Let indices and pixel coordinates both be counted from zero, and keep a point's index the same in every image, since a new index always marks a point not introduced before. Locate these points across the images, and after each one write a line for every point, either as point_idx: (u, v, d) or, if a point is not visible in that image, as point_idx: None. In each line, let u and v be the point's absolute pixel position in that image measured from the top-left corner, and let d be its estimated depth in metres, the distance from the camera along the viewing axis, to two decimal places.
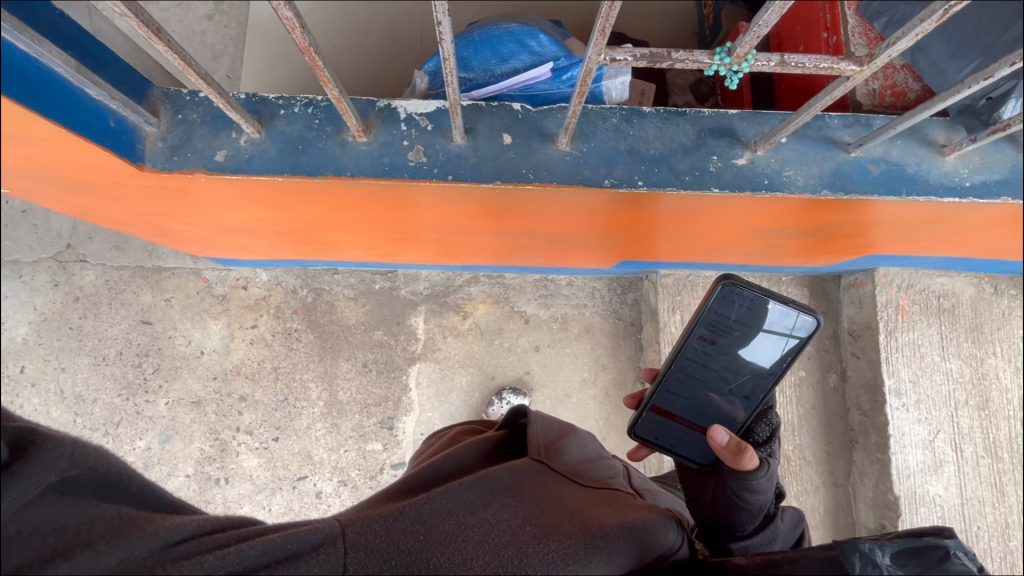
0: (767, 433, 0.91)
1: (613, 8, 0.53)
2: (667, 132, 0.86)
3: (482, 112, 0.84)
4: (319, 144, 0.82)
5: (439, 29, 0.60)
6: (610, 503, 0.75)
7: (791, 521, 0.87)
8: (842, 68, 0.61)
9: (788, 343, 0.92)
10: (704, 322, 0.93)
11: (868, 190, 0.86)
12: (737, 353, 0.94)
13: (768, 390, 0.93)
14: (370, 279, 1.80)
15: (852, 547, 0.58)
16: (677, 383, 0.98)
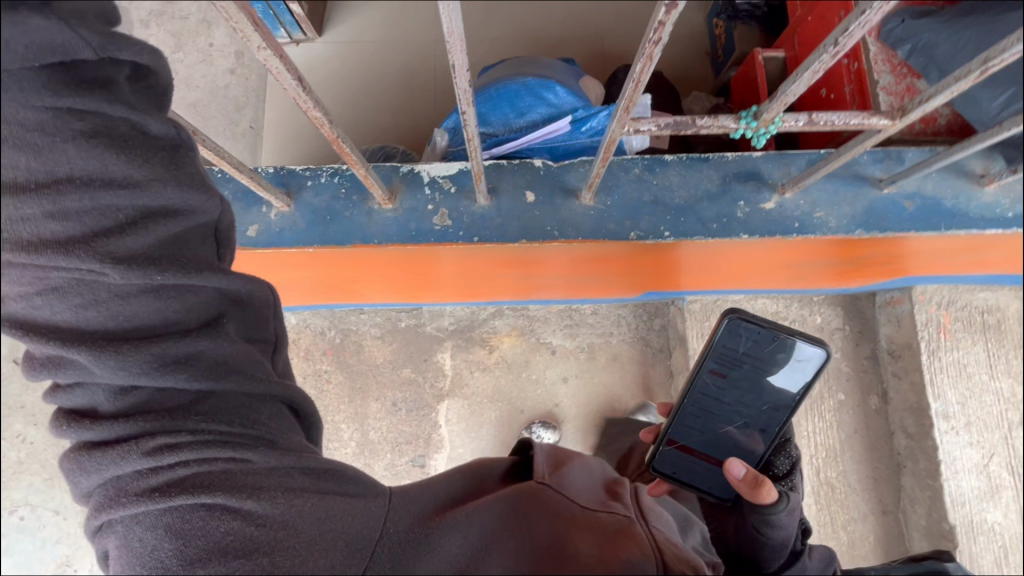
0: (787, 467, 0.91)
1: (636, 89, 0.53)
2: (691, 180, 0.85)
3: (504, 172, 0.85)
4: (345, 213, 0.84)
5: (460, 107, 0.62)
6: (607, 537, 0.60)
7: (822, 560, 0.81)
8: (873, 122, 0.60)
9: (797, 374, 0.89)
10: (712, 355, 0.91)
11: (904, 226, 0.83)
12: (749, 386, 0.92)
13: (782, 422, 0.91)
14: (396, 317, 1.82)
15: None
16: (693, 419, 0.95)
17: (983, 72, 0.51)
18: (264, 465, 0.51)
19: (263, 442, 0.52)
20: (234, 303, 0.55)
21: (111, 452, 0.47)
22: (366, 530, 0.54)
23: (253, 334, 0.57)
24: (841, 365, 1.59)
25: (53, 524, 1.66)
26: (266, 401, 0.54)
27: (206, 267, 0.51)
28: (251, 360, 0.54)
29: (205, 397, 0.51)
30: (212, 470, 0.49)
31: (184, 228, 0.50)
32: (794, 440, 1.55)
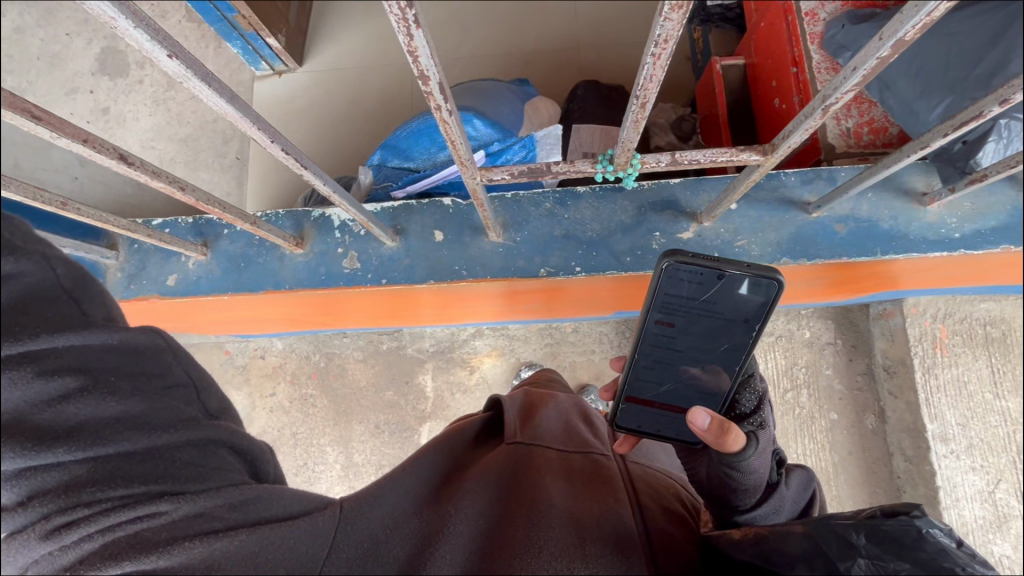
0: (754, 403, 0.70)
1: (460, 146, 0.55)
2: (603, 212, 0.85)
3: (413, 211, 0.86)
4: (259, 259, 0.86)
5: (304, 175, 0.67)
6: (591, 485, 0.58)
7: (800, 482, 0.66)
8: (745, 158, 0.64)
9: (752, 309, 0.66)
10: (650, 309, 0.68)
11: (834, 251, 0.84)
12: (706, 327, 0.69)
13: (742, 360, 0.69)
14: (378, 340, 1.84)
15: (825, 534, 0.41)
16: (643, 372, 0.75)
17: (823, 111, 0.52)
18: (176, 516, 0.39)
19: (186, 493, 0.40)
20: (117, 358, 0.41)
21: (14, 541, 0.38)
22: (310, 551, 0.42)
23: (163, 388, 0.43)
24: (833, 383, 1.49)
25: None
26: (185, 445, 0.42)
27: (59, 330, 0.39)
28: (160, 404, 0.41)
29: (110, 463, 0.39)
30: (122, 536, 0.38)
31: (12, 297, 0.38)
32: None
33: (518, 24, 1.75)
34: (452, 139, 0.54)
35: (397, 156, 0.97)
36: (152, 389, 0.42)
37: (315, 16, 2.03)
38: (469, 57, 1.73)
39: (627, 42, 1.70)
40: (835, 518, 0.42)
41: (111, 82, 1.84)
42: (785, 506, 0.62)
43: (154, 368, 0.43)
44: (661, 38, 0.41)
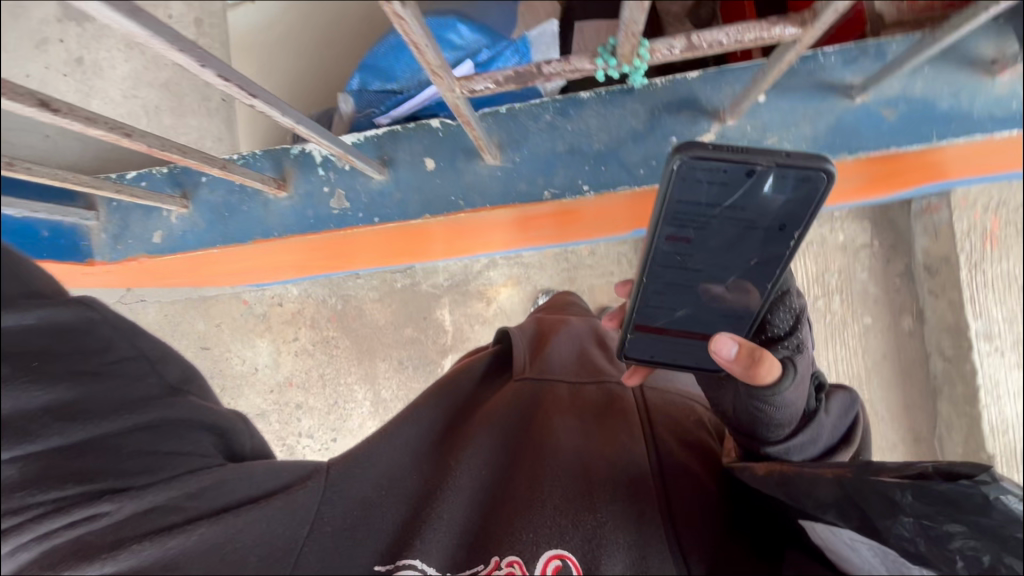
0: (789, 323, 0.67)
1: (425, 52, 0.47)
2: (610, 120, 0.79)
3: (400, 138, 0.81)
4: (243, 207, 0.85)
5: (254, 104, 0.61)
6: (595, 428, 0.73)
7: (838, 410, 0.66)
8: (776, 32, 0.53)
9: (790, 214, 0.58)
10: (664, 218, 0.59)
11: (881, 141, 0.79)
12: (732, 237, 0.61)
13: (776, 276, 0.63)
14: (392, 278, 1.81)
15: (866, 488, 0.48)
16: (655, 295, 0.68)
17: None
18: (126, 513, 0.47)
19: (132, 489, 0.47)
20: (55, 339, 0.43)
21: None
22: (291, 530, 0.54)
23: (107, 364, 0.47)
24: (867, 286, 1.42)
25: None
26: (137, 431, 0.48)
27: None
28: (106, 385, 0.46)
29: (62, 454, 0.43)
30: (61, 542, 0.44)
31: None
32: None
33: None
34: (417, 46, 0.45)
35: (379, 78, 0.88)
36: (86, 370, 0.45)
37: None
38: None
39: None
40: (879, 477, 0.48)
41: None
42: (821, 435, 0.63)
43: (95, 348, 0.46)
44: None
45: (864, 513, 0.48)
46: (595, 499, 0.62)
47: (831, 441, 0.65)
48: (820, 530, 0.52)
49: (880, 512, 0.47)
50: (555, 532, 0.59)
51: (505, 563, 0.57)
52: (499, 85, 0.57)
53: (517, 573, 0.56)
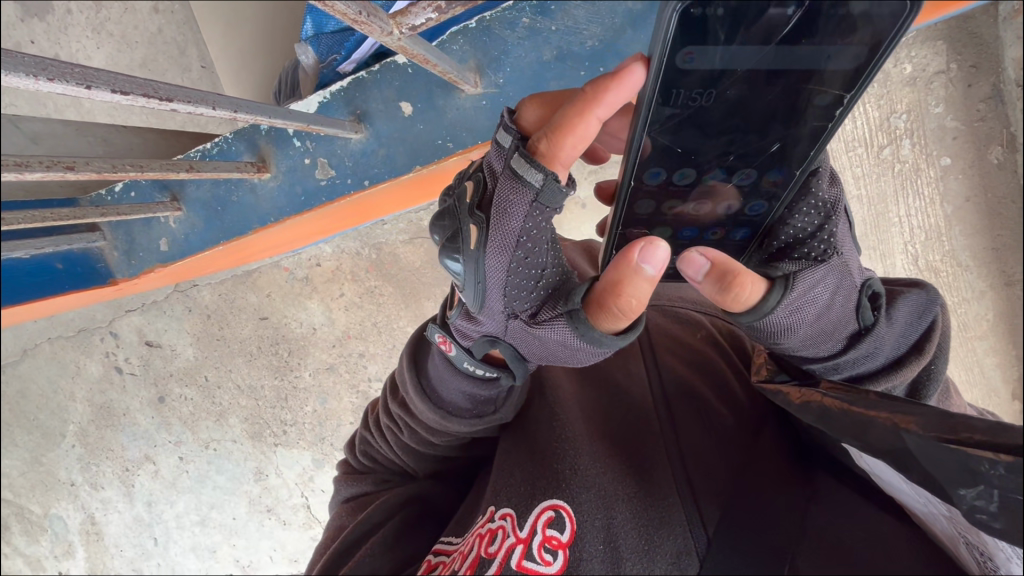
0: (809, 228, 0.57)
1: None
2: (600, 8, 0.71)
3: (367, 86, 0.76)
4: (233, 198, 0.86)
5: (177, 108, 0.59)
6: (602, 378, 0.77)
7: (905, 319, 0.56)
8: None
9: (828, 74, 0.50)
10: (662, 98, 0.50)
11: None
12: (744, 104, 0.53)
13: (806, 160, 0.56)
14: (417, 219, 1.79)
15: (940, 452, 0.35)
16: (647, 200, 0.61)
17: None
18: None
19: None
20: None
21: None
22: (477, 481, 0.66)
23: None
24: (943, 122, 1.21)
25: (237, 448, 2.09)
26: None
27: None
28: None
29: None
30: None
31: None
32: (882, 231, 1.29)
33: None
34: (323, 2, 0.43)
35: (332, 16, 0.81)
36: None
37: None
38: None
39: None
40: (957, 443, 0.35)
41: (43, 24, 1.62)
42: (885, 345, 0.55)
43: None
44: None
45: (924, 468, 0.37)
46: (601, 458, 0.65)
47: (894, 353, 0.56)
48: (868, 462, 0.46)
49: (952, 479, 0.34)
50: (554, 487, 0.62)
51: (499, 516, 0.63)
52: (441, 11, 0.53)
53: (507, 527, 0.61)
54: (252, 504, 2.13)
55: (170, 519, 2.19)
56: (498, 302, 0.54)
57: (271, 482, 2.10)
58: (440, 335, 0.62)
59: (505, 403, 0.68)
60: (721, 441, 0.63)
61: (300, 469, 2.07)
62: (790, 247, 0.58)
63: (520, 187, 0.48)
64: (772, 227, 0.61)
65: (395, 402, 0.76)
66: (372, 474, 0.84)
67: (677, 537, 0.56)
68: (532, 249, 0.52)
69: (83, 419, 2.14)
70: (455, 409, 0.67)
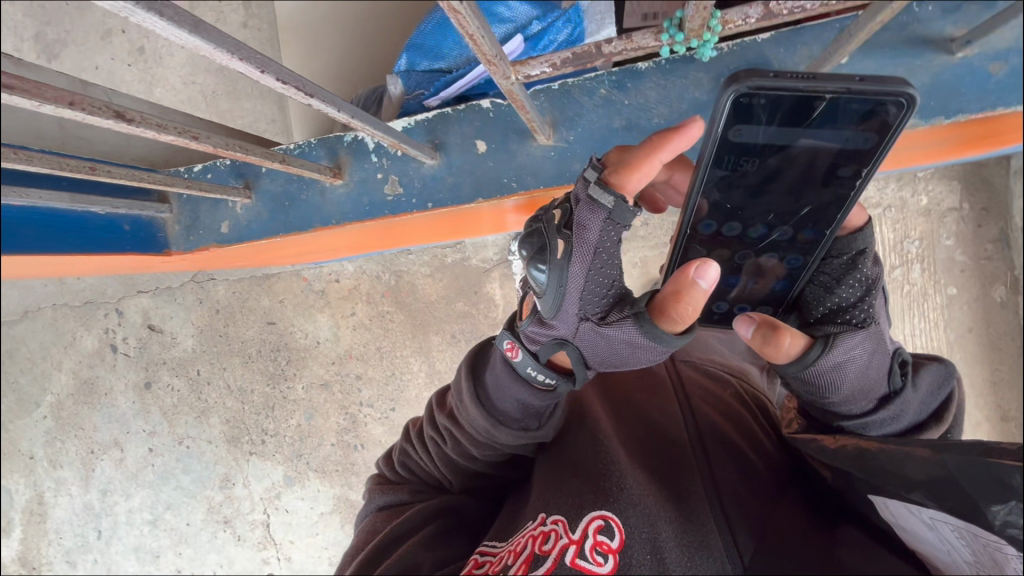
0: (857, 295, 0.60)
1: (471, 26, 0.48)
2: (670, 91, 0.80)
3: (450, 121, 0.85)
4: (302, 196, 0.92)
5: (312, 104, 0.64)
6: (638, 412, 0.77)
7: (928, 386, 0.62)
8: None
9: (848, 151, 0.56)
10: (715, 162, 0.57)
11: (984, 101, 0.79)
12: (785, 174, 0.58)
13: (834, 223, 0.61)
14: (442, 253, 1.82)
15: (976, 469, 0.38)
16: (700, 248, 0.66)
17: None
18: None
19: None
20: None
21: None
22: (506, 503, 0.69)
23: None
24: (954, 255, 1.30)
25: (210, 450, 2.04)
26: None
27: None
28: None
29: None
30: None
31: None
32: None
33: None
34: (474, 38, 0.50)
35: (426, 57, 0.92)
36: None
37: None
38: None
39: None
40: (990, 453, 0.37)
41: None
42: (909, 411, 0.60)
43: None
44: None
45: (960, 492, 0.39)
46: (646, 480, 0.65)
47: (916, 419, 0.62)
48: (896, 508, 0.47)
49: (985, 494, 0.37)
50: (602, 499, 0.62)
51: (550, 521, 0.62)
52: (555, 67, 0.63)
53: (560, 529, 0.60)
54: (210, 512, 2.06)
55: (121, 513, 2.10)
56: (573, 305, 0.58)
57: (236, 492, 2.03)
58: (508, 342, 0.63)
59: (549, 417, 0.71)
60: (754, 482, 0.64)
61: (268, 483, 2.01)
62: (834, 313, 0.62)
63: (595, 208, 0.56)
64: (816, 295, 0.65)
65: (443, 412, 0.76)
66: (410, 483, 0.83)
67: (715, 560, 0.57)
68: (607, 261, 0.58)
69: (62, 391, 2.10)
70: (506, 416, 0.68)
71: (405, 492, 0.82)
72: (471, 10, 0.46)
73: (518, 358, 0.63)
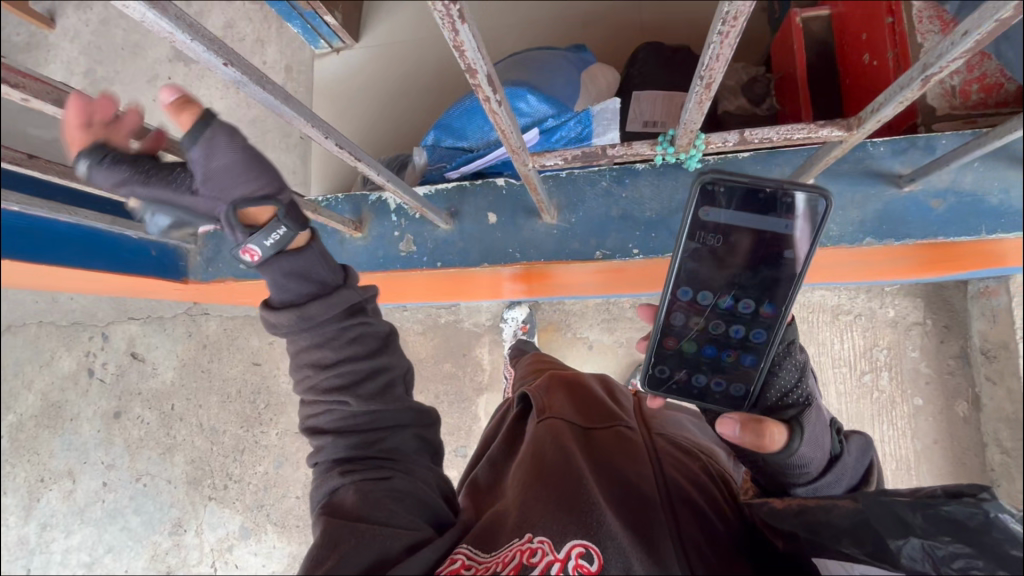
0: (795, 376, 0.73)
1: (504, 120, 0.56)
2: (663, 191, 0.90)
3: (466, 194, 0.94)
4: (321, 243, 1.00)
5: (360, 166, 0.70)
6: (616, 450, 0.71)
7: (859, 450, 0.74)
8: (827, 133, 0.67)
9: (787, 238, 0.64)
10: (686, 237, 0.65)
11: (928, 230, 0.90)
12: (741, 253, 0.66)
13: (784, 303, 0.68)
14: (436, 313, 1.81)
15: (883, 510, 0.50)
16: (678, 313, 0.72)
17: (925, 79, 0.51)
18: None
19: None
20: None
21: None
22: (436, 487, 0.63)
23: None
24: (918, 366, 1.38)
25: (167, 491, 1.96)
26: None
27: None
28: None
29: None
30: None
31: None
32: None
33: None
34: (503, 130, 0.59)
35: (450, 136, 1.01)
36: None
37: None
38: (526, 20, 1.64)
39: None
40: (894, 498, 0.50)
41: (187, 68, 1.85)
42: (847, 474, 0.70)
43: None
44: (730, 15, 0.43)
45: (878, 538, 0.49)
46: (626, 524, 0.60)
47: (853, 481, 0.72)
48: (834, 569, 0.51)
49: (891, 529, 0.48)
50: (585, 528, 0.57)
51: (535, 539, 0.57)
52: (566, 160, 0.74)
53: (546, 547, 0.55)
54: (153, 561, 1.93)
55: (57, 551, 1.97)
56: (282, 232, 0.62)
57: (186, 540, 1.93)
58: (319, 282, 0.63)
59: (331, 302, 0.60)
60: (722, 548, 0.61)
61: (222, 533, 1.91)
62: (781, 397, 0.73)
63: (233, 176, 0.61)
64: (768, 378, 0.74)
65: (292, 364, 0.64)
66: (325, 451, 0.62)
67: None
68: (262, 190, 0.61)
69: (28, 412, 2.05)
70: (292, 302, 0.60)
71: (334, 476, 0.59)
72: (507, 112, 0.56)
73: (261, 255, 0.56)
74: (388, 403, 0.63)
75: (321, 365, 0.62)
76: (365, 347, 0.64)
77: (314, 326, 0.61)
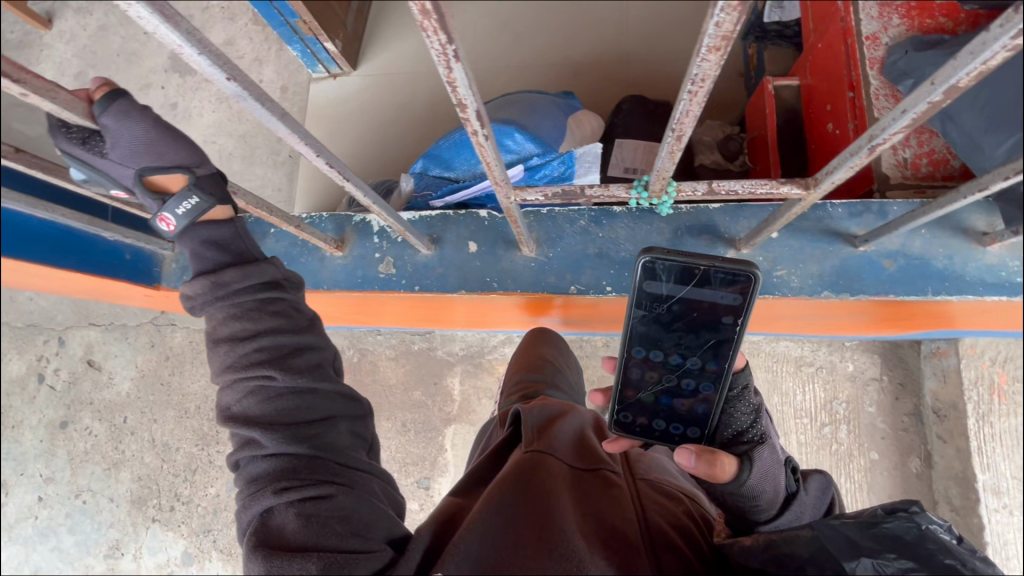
0: (750, 418, 0.76)
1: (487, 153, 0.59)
2: (638, 233, 0.95)
3: (450, 222, 0.97)
4: (302, 258, 1.01)
5: (346, 185, 0.70)
6: (595, 496, 0.70)
7: (815, 490, 0.79)
8: (786, 189, 0.72)
9: (724, 306, 0.67)
10: (634, 305, 0.68)
11: (881, 288, 0.95)
12: (692, 317, 0.69)
13: (729, 356, 0.70)
14: (410, 340, 1.81)
15: (835, 534, 0.54)
16: (635, 367, 0.74)
17: (871, 147, 0.56)
18: None
19: None
20: None
21: None
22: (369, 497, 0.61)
23: None
24: (875, 421, 1.42)
25: (108, 510, 1.85)
26: None
27: None
28: None
29: None
30: None
31: None
32: None
33: (570, 37, 1.73)
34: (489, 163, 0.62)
35: (438, 165, 1.05)
36: None
37: (373, 9, 1.94)
38: (521, 63, 1.72)
39: (681, 55, 1.67)
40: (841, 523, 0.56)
41: (182, 79, 1.84)
42: (804, 511, 0.75)
43: None
44: (698, 78, 0.47)
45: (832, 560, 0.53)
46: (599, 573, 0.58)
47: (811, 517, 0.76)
48: None
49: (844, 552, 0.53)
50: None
51: None
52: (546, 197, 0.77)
53: None
54: None
55: None
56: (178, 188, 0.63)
57: (122, 564, 1.81)
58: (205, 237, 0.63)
59: (248, 269, 0.62)
60: None
61: (163, 559, 1.80)
62: (737, 436, 0.75)
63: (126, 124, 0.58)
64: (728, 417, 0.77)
65: (210, 347, 0.62)
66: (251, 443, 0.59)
67: None
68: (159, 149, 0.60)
69: None
70: (207, 270, 0.61)
71: (269, 496, 0.56)
72: (492, 145, 0.59)
73: (175, 224, 0.60)
74: (318, 381, 0.63)
75: (239, 339, 0.61)
76: (289, 321, 0.63)
77: (228, 294, 0.61)
